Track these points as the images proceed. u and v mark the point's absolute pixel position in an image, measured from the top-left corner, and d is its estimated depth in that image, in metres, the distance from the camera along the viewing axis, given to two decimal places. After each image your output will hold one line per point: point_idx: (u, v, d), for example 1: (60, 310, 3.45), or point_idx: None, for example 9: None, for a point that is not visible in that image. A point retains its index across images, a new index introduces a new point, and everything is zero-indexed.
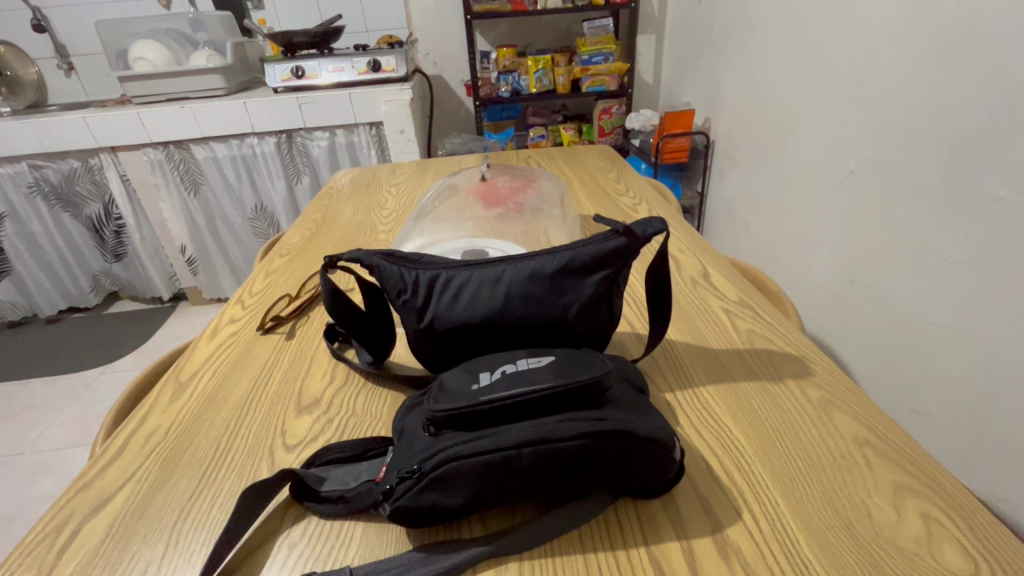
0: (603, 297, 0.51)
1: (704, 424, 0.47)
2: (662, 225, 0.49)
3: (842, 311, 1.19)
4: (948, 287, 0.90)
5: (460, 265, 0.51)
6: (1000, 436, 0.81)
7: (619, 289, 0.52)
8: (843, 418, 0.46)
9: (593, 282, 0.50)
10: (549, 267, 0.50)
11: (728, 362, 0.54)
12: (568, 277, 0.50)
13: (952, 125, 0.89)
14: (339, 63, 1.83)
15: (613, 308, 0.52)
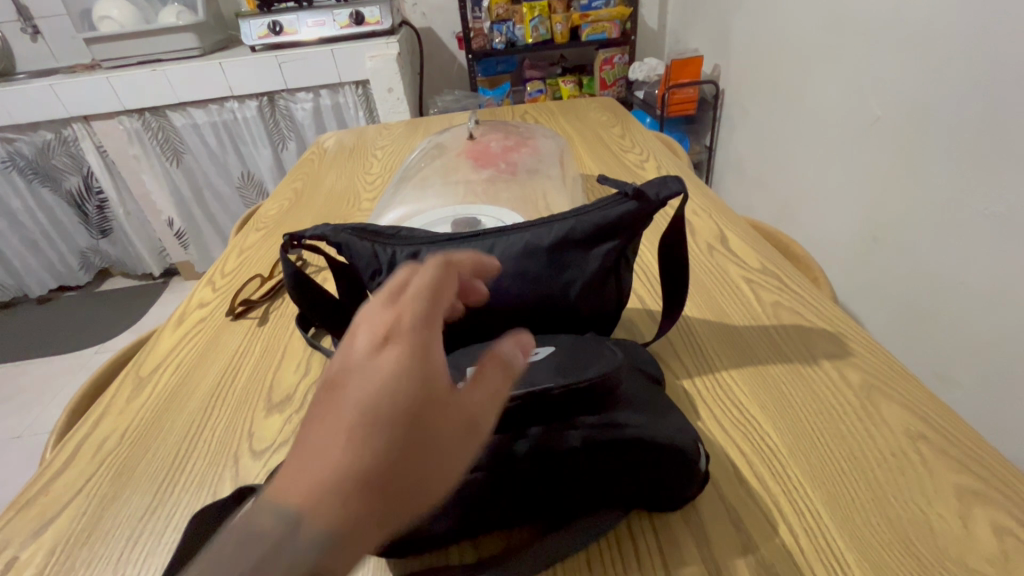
0: (609, 272, 0.44)
1: (728, 416, 0.40)
2: (680, 185, 0.41)
3: (864, 269, 1.12)
4: (988, 243, 0.82)
5: (443, 240, 0.44)
6: None
7: (629, 261, 0.45)
8: (890, 408, 0.40)
9: (598, 255, 0.43)
10: (549, 241, 0.42)
11: (751, 342, 0.48)
12: (569, 252, 0.43)
13: (997, 61, 0.78)
14: (320, 16, 1.69)
15: (622, 285, 0.45)
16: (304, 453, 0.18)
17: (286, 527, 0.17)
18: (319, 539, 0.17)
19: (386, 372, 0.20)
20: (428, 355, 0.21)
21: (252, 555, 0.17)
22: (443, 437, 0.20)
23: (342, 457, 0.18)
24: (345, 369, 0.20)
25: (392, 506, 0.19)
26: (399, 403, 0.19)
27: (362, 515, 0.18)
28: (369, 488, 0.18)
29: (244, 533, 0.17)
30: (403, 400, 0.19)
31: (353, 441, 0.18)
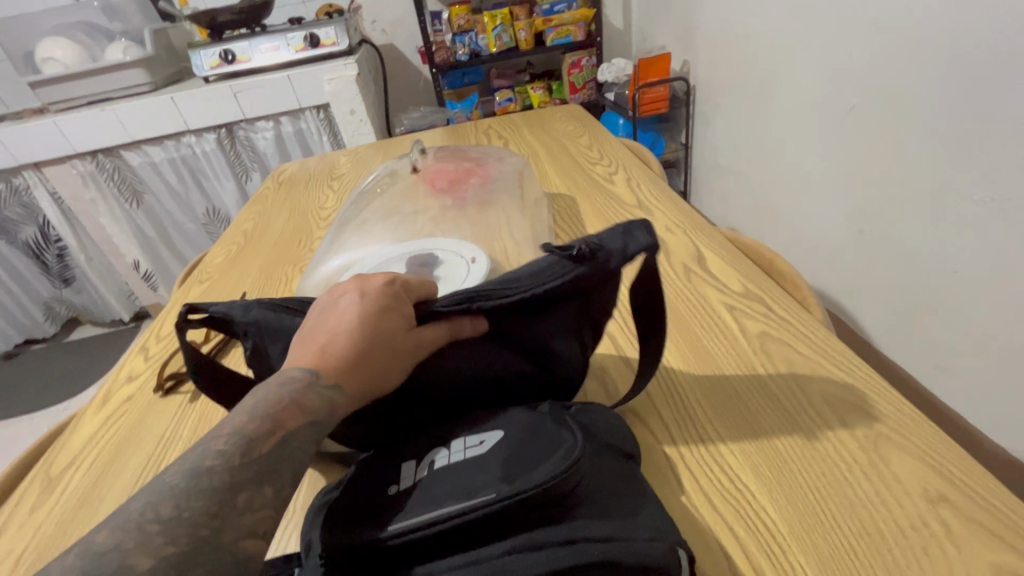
0: (572, 332, 0.39)
1: (717, 486, 0.35)
2: (648, 239, 0.36)
3: (852, 262, 1.08)
4: (980, 232, 0.79)
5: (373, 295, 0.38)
6: None
7: (591, 317, 0.40)
8: (902, 463, 0.34)
9: (554, 320, 0.38)
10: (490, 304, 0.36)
11: (738, 387, 0.42)
12: (518, 315, 0.37)
13: (974, 41, 0.74)
14: (273, 41, 1.63)
15: (587, 342, 0.41)
16: (325, 340, 0.35)
17: (311, 374, 0.33)
18: (328, 384, 0.33)
19: (377, 309, 0.36)
20: (399, 304, 0.37)
21: (292, 385, 0.32)
22: (398, 349, 0.35)
23: (343, 345, 0.34)
24: (356, 302, 0.36)
25: (366, 381, 0.34)
26: (378, 320, 0.35)
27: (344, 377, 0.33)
28: (353, 366, 0.34)
29: (283, 375, 0.33)
30: (380, 323, 0.35)
31: (353, 337, 0.34)
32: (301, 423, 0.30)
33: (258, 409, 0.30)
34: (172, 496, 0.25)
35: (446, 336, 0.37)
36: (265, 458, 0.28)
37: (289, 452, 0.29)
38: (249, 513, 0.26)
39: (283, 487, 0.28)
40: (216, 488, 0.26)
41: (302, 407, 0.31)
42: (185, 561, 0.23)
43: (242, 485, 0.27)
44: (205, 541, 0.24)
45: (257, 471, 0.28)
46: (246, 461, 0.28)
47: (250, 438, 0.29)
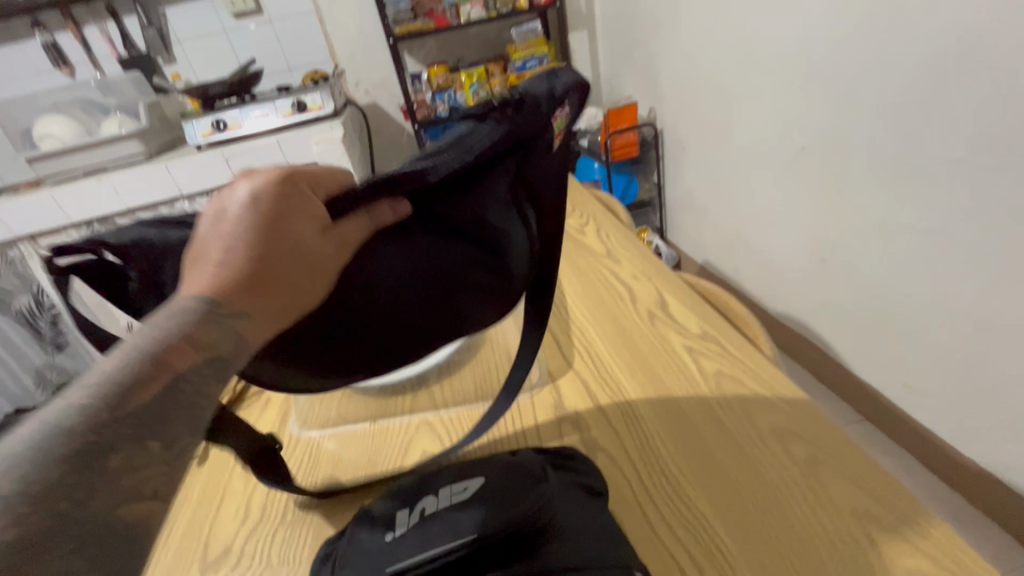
0: (512, 206, 0.45)
1: (676, 515, 0.40)
2: (564, 85, 0.43)
3: (821, 289, 1.16)
4: (933, 256, 0.88)
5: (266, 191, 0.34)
6: None
7: (531, 184, 0.45)
8: (835, 484, 0.39)
9: (499, 192, 0.43)
10: (436, 173, 0.39)
11: (695, 421, 0.47)
12: (459, 189, 0.41)
13: (896, 96, 0.85)
14: (262, 108, 1.73)
15: (529, 218, 0.47)
16: (231, 258, 0.32)
17: (210, 302, 0.30)
18: (230, 311, 0.31)
19: (282, 211, 0.35)
20: (304, 202, 0.36)
21: (188, 318, 0.29)
22: (323, 253, 0.36)
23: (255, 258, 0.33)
24: (253, 210, 0.33)
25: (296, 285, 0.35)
26: (287, 228, 0.34)
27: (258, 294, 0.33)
28: (273, 281, 0.34)
29: (177, 306, 0.30)
30: (292, 223, 0.35)
31: (265, 251, 0.33)
32: (191, 362, 0.27)
33: (128, 352, 0.26)
34: (9, 469, 0.21)
35: (367, 227, 0.39)
36: (143, 410, 0.25)
37: (176, 401, 0.26)
38: (125, 476, 0.24)
39: (173, 437, 0.26)
40: (77, 453, 0.23)
41: (195, 344, 0.28)
42: (37, 543, 0.21)
43: (115, 446, 0.24)
44: (66, 519, 0.22)
45: (135, 428, 0.25)
46: (115, 419, 0.24)
47: (129, 389, 0.25)
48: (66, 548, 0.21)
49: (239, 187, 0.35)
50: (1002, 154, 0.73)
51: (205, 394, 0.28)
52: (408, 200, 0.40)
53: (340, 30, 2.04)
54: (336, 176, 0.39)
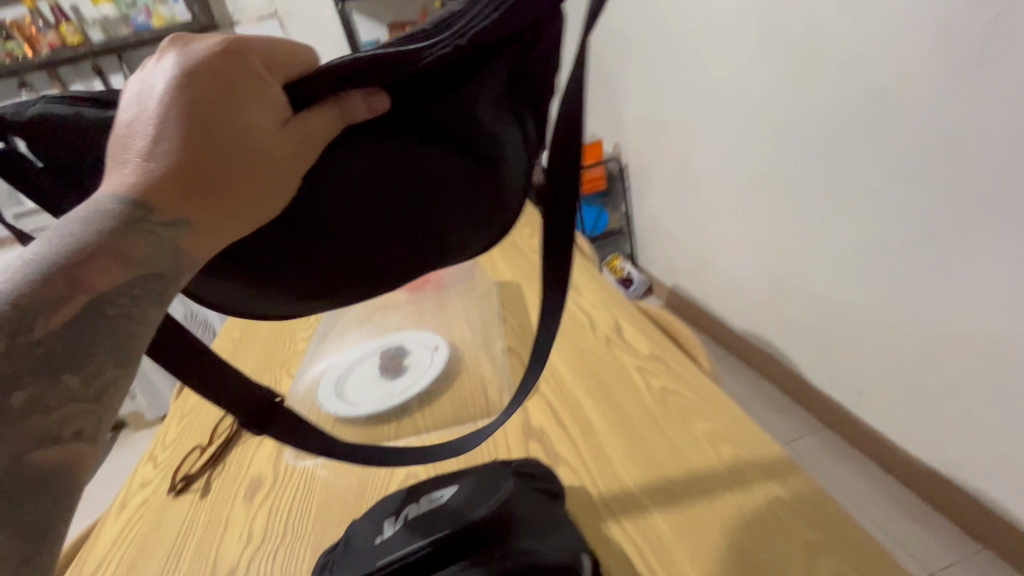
0: (505, 103, 0.42)
1: (624, 510, 0.47)
2: None
3: (781, 306, 1.29)
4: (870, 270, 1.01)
5: (211, 90, 0.34)
6: (984, 402, 0.90)
7: (528, 81, 0.41)
8: (754, 476, 0.47)
9: (490, 86, 0.40)
10: (430, 57, 0.37)
11: (642, 431, 0.55)
12: (449, 78, 0.39)
13: (827, 135, 1.00)
14: None
15: (524, 122, 0.43)
16: (171, 161, 0.32)
17: (141, 208, 0.30)
18: (165, 222, 0.30)
19: (236, 98, 0.34)
20: (254, 97, 0.35)
21: (113, 226, 0.29)
22: (285, 148, 0.36)
23: (197, 162, 0.32)
24: (190, 108, 0.33)
25: (258, 179, 0.35)
26: (233, 128, 0.34)
27: (201, 203, 0.32)
28: (214, 187, 0.33)
29: (104, 211, 0.29)
30: (247, 110, 0.34)
31: (208, 151, 0.33)
32: (111, 281, 0.27)
33: (45, 265, 0.26)
34: None
35: (335, 121, 0.38)
36: (52, 338, 0.25)
37: (97, 322, 0.26)
38: (32, 418, 0.23)
39: (95, 369, 0.25)
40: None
41: (124, 258, 0.28)
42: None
43: (18, 381, 0.23)
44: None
45: (41, 362, 0.24)
46: (19, 344, 0.24)
47: (42, 304, 0.25)
48: None
49: (177, 73, 0.34)
50: (910, 185, 0.88)
51: (136, 317, 0.28)
52: (387, 95, 0.39)
53: None
54: (292, 64, 0.38)
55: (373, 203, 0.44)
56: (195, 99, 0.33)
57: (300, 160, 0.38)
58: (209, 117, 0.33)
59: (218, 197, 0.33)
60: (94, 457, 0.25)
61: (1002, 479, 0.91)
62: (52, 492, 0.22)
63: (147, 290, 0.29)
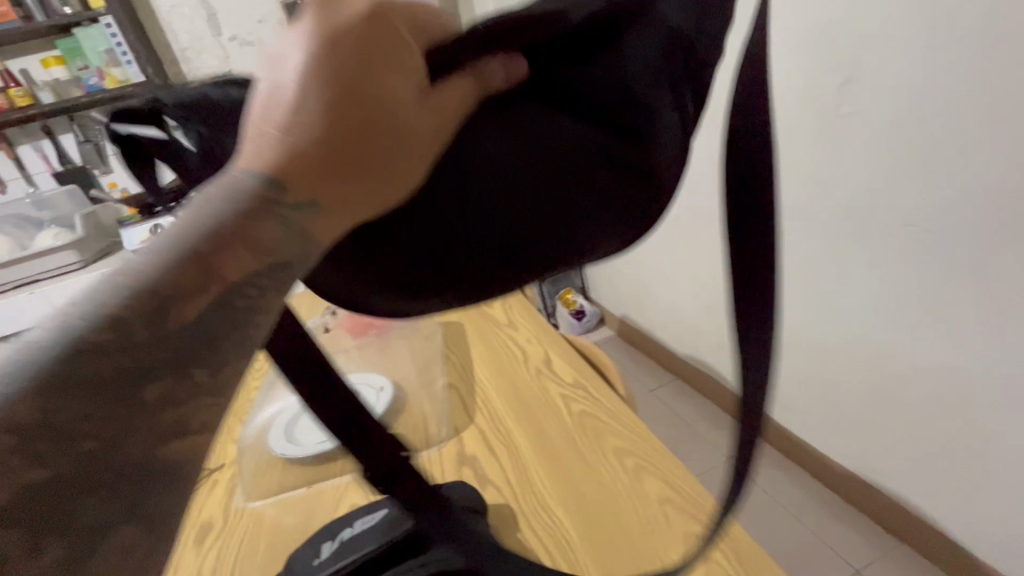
0: (664, 69, 0.37)
1: (541, 520, 0.55)
2: None
3: (716, 330, 1.42)
4: (783, 293, 1.16)
5: (358, 47, 0.29)
6: (888, 405, 1.03)
7: (690, 47, 0.37)
8: (651, 481, 0.55)
9: (649, 44, 0.37)
10: (582, 15, 0.35)
11: (560, 450, 0.62)
12: (597, 38, 0.37)
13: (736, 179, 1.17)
14: None
15: (682, 91, 0.38)
16: (302, 131, 0.28)
17: (272, 188, 0.27)
18: (294, 204, 0.28)
19: (381, 59, 0.30)
20: (395, 59, 0.30)
21: (243, 210, 0.27)
22: (421, 123, 0.32)
23: (330, 135, 0.29)
24: (331, 70, 0.29)
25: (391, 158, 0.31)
26: (372, 93, 0.29)
27: (332, 180, 0.29)
28: (346, 167, 0.29)
29: (238, 189, 0.27)
30: (394, 76, 0.30)
31: (338, 123, 0.29)
32: (242, 271, 0.26)
33: (178, 252, 0.25)
34: (34, 355, 0.21)
35: (472, 91, 0.35)
36: (183, 330, 0.24)
37: (221, 317, 0.25)
38: (164, 414, 0.22)
39: (219, 362, 0.25)
40: (103, 379, 0.21)
41: (255, 246, 0.27)
42: (56, 485, 0.19)
43: (150, 374, 0.22)
44: (95, 458, 0.20)
45: (173, 356, 0.23)
46: (153, 337, 0.23)
47: (172, 291, 0.24)
48: (98, 493, 0.20)
49: (314, 26, 0.29)
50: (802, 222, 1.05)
51: (261, 309, 0.27)
52: (523, 60, 0.37)
53: None
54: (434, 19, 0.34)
55: (500, 181, 0.40)
56: (334, 61, 0.29)
57: (439, 136, 0.34)
58: (346, 82, 0.29)
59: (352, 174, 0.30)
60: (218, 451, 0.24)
61: (906, 474, 1.05)
62: (175, 488, 0.22)
63: (268, 282, 0.27)
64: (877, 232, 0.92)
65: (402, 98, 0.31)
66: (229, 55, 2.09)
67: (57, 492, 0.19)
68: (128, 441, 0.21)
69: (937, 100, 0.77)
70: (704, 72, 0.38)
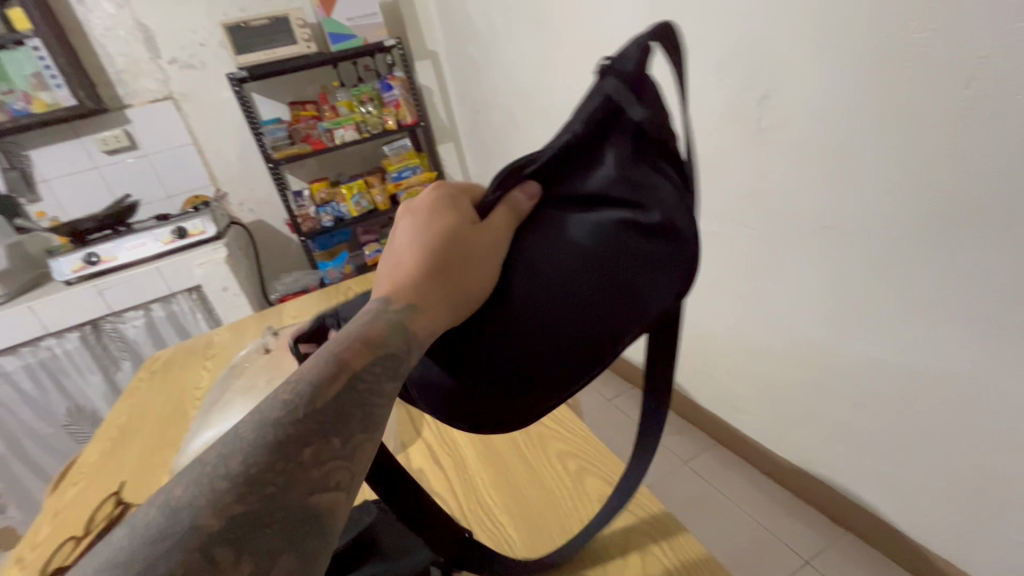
0: (637, 162, 0.45)
1: (485, 528, 0.54)
2: (651, 29, 0.44)
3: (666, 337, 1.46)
4: (725, 299, 1.21)
5: (433, 204, 0.44)
6: (822, 401, 1.07)
7: (650, 139, 0.46)
8: (593, 483, 0.57)
9: (612, 154, 0.45)
10: (546, 154, 0.46)
11: (506, 457, 0.62)
12: (571, 160, 0.46)
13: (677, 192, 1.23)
14: (139, 239, 1.75)
15: (664, 173, 0.46)
16: (405, 262, 0.41)
17: (384, 304, 0.39)
18: (399, 311, 0.38)
19: (444, 210, 0.44)
20: (458, 206, 0.45)
21: (363, 324, 0.37)
22: (483, 243, 0.43)
23: (419, 259, 0.41)
24: (417, 221, 0.43)
25: (462, 271, 0.42)
26: (442, 225, 0.42)
27: (424, 288, 0.40)
28: (436, 278, 0.41)
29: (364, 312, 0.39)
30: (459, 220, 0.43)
31: (424, 249, 0.41)
32: (362, 362, 0.35)
33: (320, 359, 0.34)
34: (249, 431, 0.31)
35: (512, 214, 0.45)
36: (326, 407, 0.32)
37: (348, 395, 0.33)
38: (314, 467, 0.30)
39: (349, 434, 0.32)
40: (283, 442, 0.30)
41: (369, 346, 0.36)
42: (253, 519, 0.28)
43: (306, 438, 0.31)
44: (274, 498, 0.29)
45: (319, 425, 0.32)
46: (309, 412, 0.32)
47: (315, 379, 0.33)
48: (273, 526, 0.28)
49: (409, 205, 0.45)
50: (736, 228, 1.11)
51: (374, 390, 0.35)
52: (534, 183, 0.47)
53: (220, 156, 2.18)
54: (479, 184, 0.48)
55: (578, 280, 0.42)
56: (418, 218, 0.43)
57: (498, 249, 0.44)
58: (426, 225, 0.43)
59: (442, 282, 0.41)
60: (349, 507, 0.31)
61: (844, 467, 1.09)
62: (320, 530, 0.29)
63: (378, 372, 0.35)
64: (798, 237, 0.97)
65: (465, 227, 0.43)
66: (167, 77, 2.04)
67: (250, 525, 0.27)
68: (293, 489, 0.29)
69: (833, 110, 0.83)
70: (667, 151, 0.46)
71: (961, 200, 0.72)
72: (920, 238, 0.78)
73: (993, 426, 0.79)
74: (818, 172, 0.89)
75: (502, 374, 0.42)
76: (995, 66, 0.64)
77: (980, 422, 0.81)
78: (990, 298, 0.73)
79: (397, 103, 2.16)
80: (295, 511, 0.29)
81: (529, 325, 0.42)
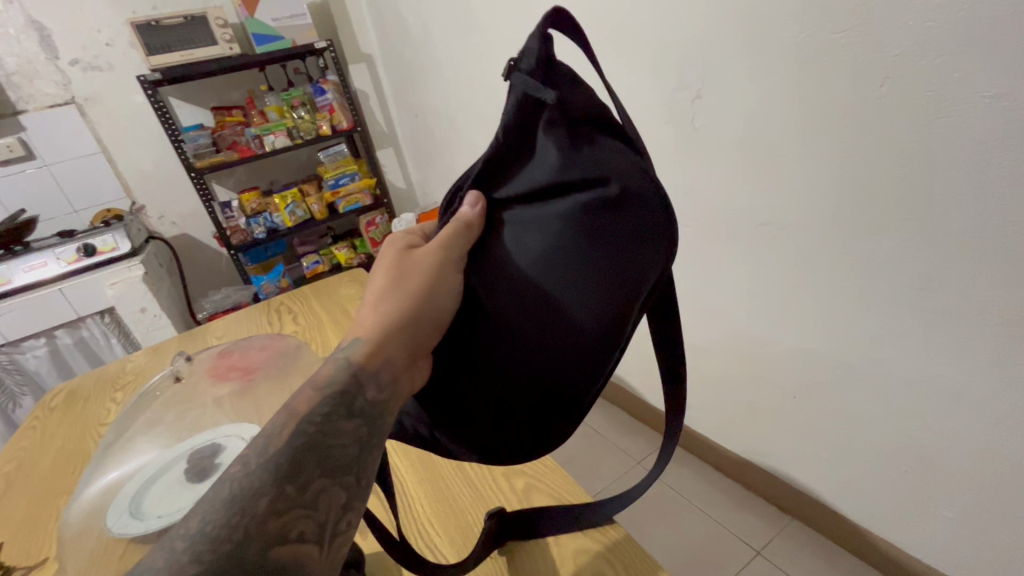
0: (574, 145, 0.40)
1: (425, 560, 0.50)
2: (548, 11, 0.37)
3: None
4: None
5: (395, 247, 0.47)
6: (764, 394, 1.10)
7: (581, 115, 0.40)
8: (540, 500, 0.54)
9: (545, 145, 0.41)
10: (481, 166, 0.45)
11: (448, 478, 0.58)
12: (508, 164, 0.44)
13: None
14: (39, 258, 1.56)
15: (607, 147, 0.40)
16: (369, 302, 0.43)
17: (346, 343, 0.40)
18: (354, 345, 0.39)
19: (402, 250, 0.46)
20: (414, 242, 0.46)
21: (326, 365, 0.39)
22: (425, 266, 0.43)
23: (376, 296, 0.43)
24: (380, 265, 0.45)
25: (410, 298, 0.42)
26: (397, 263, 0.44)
27: (379, 320, 0.41)
28: (392, 309, 0.41)
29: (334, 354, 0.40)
30: (396, 256, 0.45)
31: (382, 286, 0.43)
32: (312, 404, 0.34)
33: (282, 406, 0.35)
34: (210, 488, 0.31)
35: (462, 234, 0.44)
36: (278, 455, 0.31)
37: (304, 440, 0.32)
38: (271, 519, 0.29)
39: (306, 481, 0.31)
40: (238, 495, 0.29)
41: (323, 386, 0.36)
42: None
43: (258, 489, 0.30)
44: (229, 555, 0.27)
45: (272, 475, 0.30)
46: (262, 463, 0.31)
47: (269, 429, 0.33)
48: None
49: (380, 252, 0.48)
50: None
51: (329, 432, 0.33)
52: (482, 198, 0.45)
53: (134, 166, 2.00)
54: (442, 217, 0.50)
55: (546, 282, 0.41)
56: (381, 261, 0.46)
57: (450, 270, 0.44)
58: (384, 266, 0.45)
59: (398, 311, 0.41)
60: (317, 559, 0.30)
61: (788, 456, 1.12)
62: None
63: (333, 406, 0.35)
64: (735, 233, 0.99)
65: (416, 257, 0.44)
66: (68, 79, 1.84)
67: None
68: (250, 545, 0.28)
69: (762, 107, 0.85)
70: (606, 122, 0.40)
71: (881, 195, 0.75)
72: (847, 230, 0.81)
73: (921, 407, 0.83)
74: (751, 170, 0.91)
75: (512, 386, 0.42)
76: (909, 62, 0.66)
77: (911, 406, 0.84)
78: (912, 287, 0.76)
79: (331, 108, 2.05)
80: (252, 565, 0.28)
81: (516, 336, 0.41)
